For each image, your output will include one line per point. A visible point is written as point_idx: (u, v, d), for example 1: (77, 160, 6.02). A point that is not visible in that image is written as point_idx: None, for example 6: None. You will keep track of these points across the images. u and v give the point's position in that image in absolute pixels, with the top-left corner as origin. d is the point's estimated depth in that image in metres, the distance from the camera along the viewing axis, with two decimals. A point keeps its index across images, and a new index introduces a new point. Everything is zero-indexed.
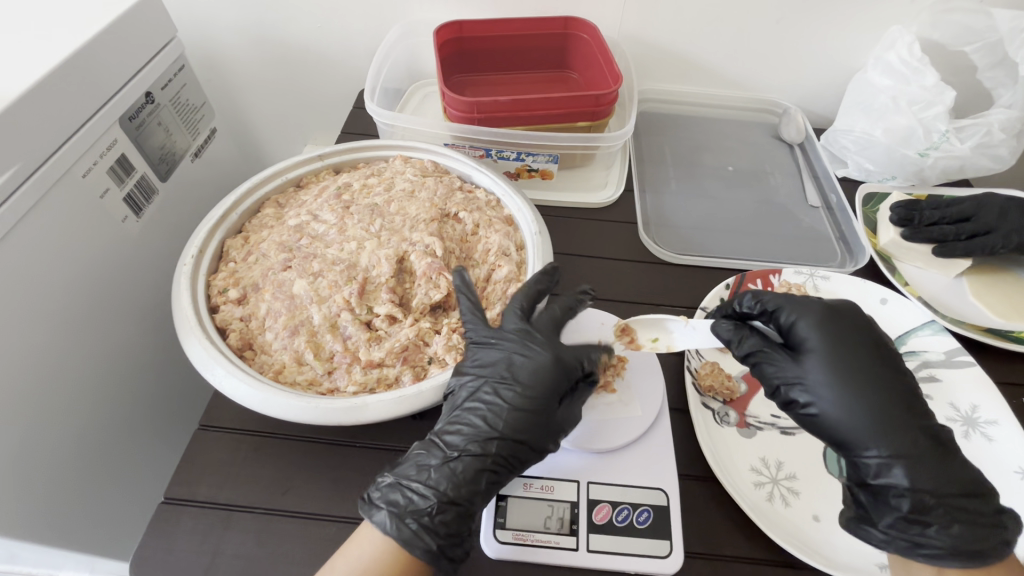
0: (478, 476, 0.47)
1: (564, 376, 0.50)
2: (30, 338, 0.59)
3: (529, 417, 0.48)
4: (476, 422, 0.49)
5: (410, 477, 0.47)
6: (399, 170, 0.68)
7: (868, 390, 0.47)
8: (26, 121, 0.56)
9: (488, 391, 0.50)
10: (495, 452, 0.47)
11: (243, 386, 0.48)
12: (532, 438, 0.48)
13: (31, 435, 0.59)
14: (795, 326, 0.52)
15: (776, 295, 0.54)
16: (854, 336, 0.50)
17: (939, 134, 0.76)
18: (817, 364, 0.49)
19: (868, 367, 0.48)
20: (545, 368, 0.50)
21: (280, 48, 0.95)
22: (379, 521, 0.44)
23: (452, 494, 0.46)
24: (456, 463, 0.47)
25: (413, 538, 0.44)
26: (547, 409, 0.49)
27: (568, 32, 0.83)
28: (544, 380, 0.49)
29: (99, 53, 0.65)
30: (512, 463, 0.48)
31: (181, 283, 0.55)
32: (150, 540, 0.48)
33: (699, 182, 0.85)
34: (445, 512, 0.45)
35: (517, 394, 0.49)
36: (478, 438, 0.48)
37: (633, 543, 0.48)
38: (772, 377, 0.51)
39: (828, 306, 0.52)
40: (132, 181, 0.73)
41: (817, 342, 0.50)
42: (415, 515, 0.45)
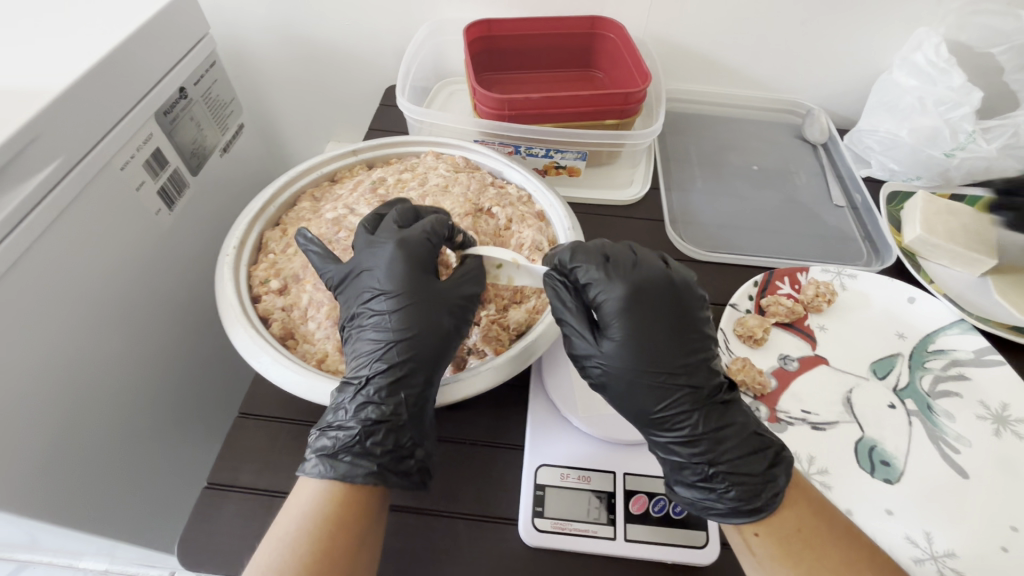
0: (395, 391, 0.48)
1: (418, 267, 0.52)
2: (71, 326, 0.60)
3: (407, 315, 0.50)
4: (373, 344, 0.50)
5: (330, 421, 0.48)
6: (432, 165, 0.68)
7: (636, 366, 0.48)
8: (70, 114, 0.58)
9: (373, 312, 0.51)
10: (395, 359, 0.49)
11: (291, 374, 0.49)
12: (415, 329, 0.50)
13: (72, 421, 0.60)
14: (602, 305, 0.50)
15: (590, 266, 0.51)
16: (657, 314, 0.49)
17: (965, 134, 0.75)
18: (616, 343, 0.48)
19: (662, 350, 0.48)
20: (400, 269, 0.51)
21: (308, 46, 0.96)
22: (314, 470, 0.46)
23: (376, 416, 0.47)
24: (369, 388, 0.48)
25: (352, 469, 0.46)
26: (429, 310, 0.51)
27: (595, 31, 0.84)
28: (405, 278, 0.51)
29: (138, 49, 0.66)
30: (413, 361, 0.49)
31: (224, 273, 0.56)
32: (195, 523, 0.49)
33: (723, 180, 0.86)
34: (375, 434, 0.47)
35: (393, 302, 0.51)
36: (379, 355, 0.49)
37: (670, 533, 0.49)
38: (580, 351, 0.50)
39: (635, 283, 0.49)
40: (166, 174, 0.74)
41: (619, 326, 0.48)
42: (347, 448, 0.46)
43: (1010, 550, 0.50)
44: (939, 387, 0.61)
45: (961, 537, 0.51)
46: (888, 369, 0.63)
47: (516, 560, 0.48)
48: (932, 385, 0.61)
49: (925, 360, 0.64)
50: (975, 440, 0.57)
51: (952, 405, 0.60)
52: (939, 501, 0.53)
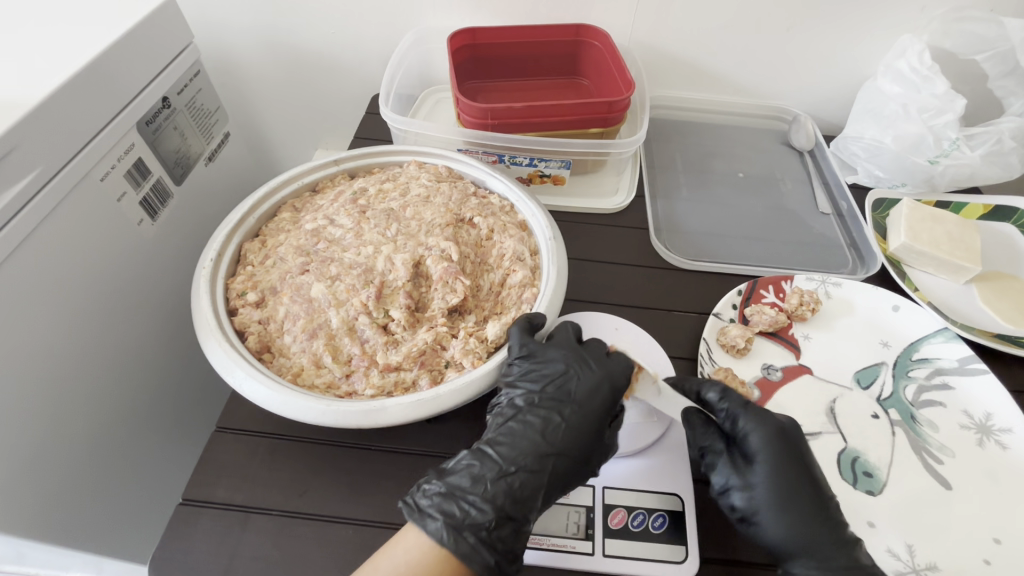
0: (533, 494, 0.47)
1: (614, 391, 0.52)
2: (50, 340, 0.59)
3: (581, 436, 0.50)
4: (533, 437, 0.49)
5: (465, 488, 0.46)
6: (414, 175, 0.68)
7: (796, 510, 0.47)
8: (48, 125, 0.57)
9: (535, 407, 0.51)
10: (550, 469, 0.48)
11: (263, 388, 0.49)
12: (583, 454, 0.49)
13: (48, 436, 0.59)
14: (746, 439, 0.51)
15: (732, 399, 0.52)
16: (798, 453, 0.50)
17: (949, 141, 0.76)
18: (760, 476, 0.49)
19: (803, 488, 0.48)
20: (597, 386, 0.52)
21: (293, 53, 0.96)
22: (434, 531, 0.44)
23: (510, 509, 0.46)
24: (513, 478, 0.47)
25: (472, 553, 0.43)
26: (601, 429, 0.51)
27: (579, 39, 0.84)
28: (597, 401, 0.51)
29: (119, 58, 0.66)
30: (561, 479, 0.49)
31: (201, 287, 0.56)
32: (167, 541, 0.49)
33: (709, 188, 0.86)
34: (503, 527, 0.45)
35: (573, 410, 0.51)
36: (536, 453, 0.48)
37: (649, 548, 0.48)
38: (722, 480, 0.50)
39: (778, 421, 0.51)
40: (148, 184, 0.74)
41: (766, 459, 0.50)
42: (472, 529, 0.44)
43: (992, 563, 0.49)
44: (923, 397, 0.61)
45: (943, 549, 0.50)
46: (872, 378, 0.63)
47: None
48: (916, 395, 0.61)
49: (909, 369, 0.63)
50: (958, 451, 0.57)
51: (935, 415, 0.60)
52: (922, 513, 0.53)
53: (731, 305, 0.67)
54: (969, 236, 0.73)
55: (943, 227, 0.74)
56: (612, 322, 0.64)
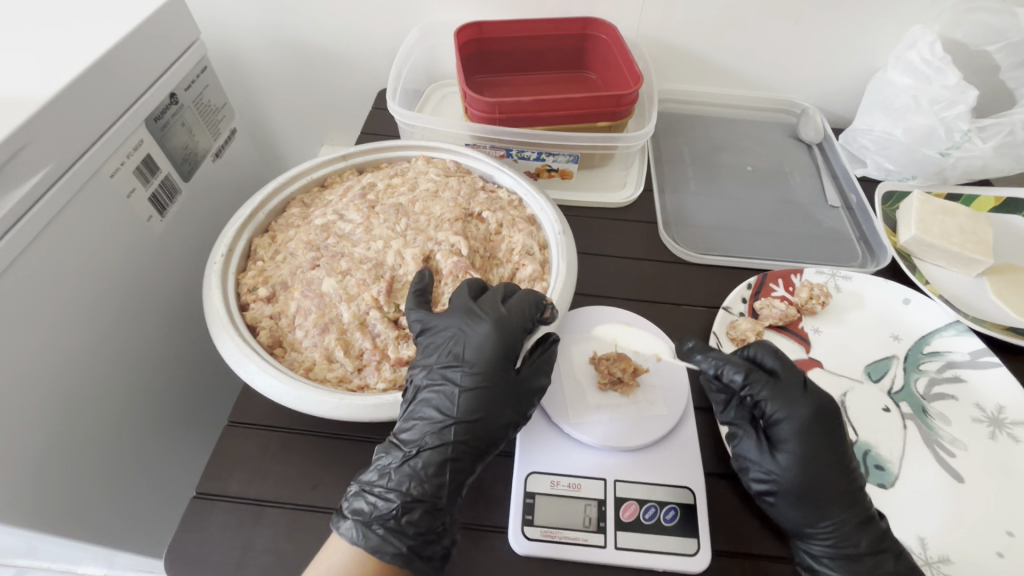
0: (439, 472, 0.48)
1: (501, 350, 0.51)
2: (62, 335, 0.60)
3: (481, 393, 0.50)
4: (431, 414, 0.49)
5: (379, 485, 0.47)
6: (422, 169, 0.68)
7: (817, 488, 0.49)
8: (59, 121, 0.57)
9: (435, 378, 0.51)
10: (452, 440, 0.48)
11: (277, 382, 0.49)
12: (485, 416, 0.50)
13: (60, 430, 0.60)
14: (778, 423, 0.51)
15: (765, 386, 0.52)
16: (831, 442, 0.50)
17: (960, 133, 0.75)
18: (784, 460, 0.50)
19: (832, 475, 0.49)
20: (486, 344, 0.51)
21: (299, 48, 0.96)
22: (347, 532, 0.45)
23: (416, 493, 0.47)
24: (416, 461, 0.48)
25: (382, 544, 0.45)
26: (501, 381, 0.51)
27: (586, 33, 0.84)
28: (489, 353, 0.51)
29: (128, 54, 0.66)
30: (468, 445, 0.49)
31: (212, 282, 0.56)
32: (182, 534, 0.49)
33: (717, 181, 0.85)
34: (412, 512, 0.46)
35: (468, 374, 0.51)
36: (434, 429, 0.49)
37: (661, 541, 0.49)
38: (742, 460, 0.52)
39: (817, 408, 0.51)
40: (157, 180, 0.74)
41: (795, 444, 0.50)
42: (382, 520, 0.46)
43: (1006, 555, 0.49)
44: (935, 389, 0.61)
45: (956, 542, 0.50)
46: (883, 371, 0.63)
47: (506, 569, 0.48)
48: (927, 388, 0.61)
49: (920, 362, 0.63)
50: (970, 443, 0.56)
51: (947, 408, 0.59)
52: (934, 506, 0.53)
53: (740, 298, 0.67)
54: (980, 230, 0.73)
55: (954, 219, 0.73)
56: (621, 315, 0.64)
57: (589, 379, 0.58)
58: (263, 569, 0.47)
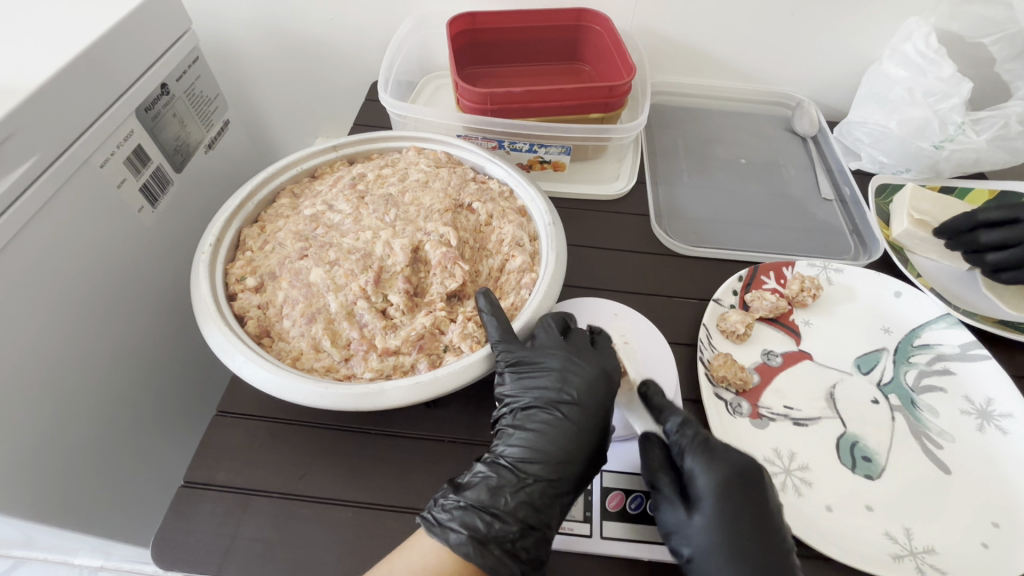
0: (554, 501, 0.48)
1: (611, 388, 0.52)
2: (53, 326, 0.60)
3: (595, 431, 0.50)
4: (541, 444, 0.49)
5: (489, 505, 0.46)
6: (413, 160, 0.68)
7: (737, 553, 0.45)
8: (46, 111, 0.57)
9: (547, 412, 0.51)
10: (568, 473, 0.48)
11: (262, 371, 0.49)
12: (599, 453, 0.50)
13: (51, 421, 0.60)
14: (694, 481, 0.48)
15: (694, 438, 0.49)
16: (739, 504, 0.46)
17: (955, 126, 0.75)
18: (699, 523, 0.46)
19: (759, 540, 0.45)
20: (599, 382, 0.52)
21: (292, 39, 0.95)
22: (458, 544, 0.44)
23: (531, 520, 0.46)
24: (530, 487, 0.47)
25: (499, 565, 0.44)
26: (610, 418, 0.51)
27: (580, 24, 0.83)
28: (597, 392, 0.51)
29: (118, 44, 0.66)
30: (579, 478, 0.49)
31: (200, 272, 0.56)
32: (169, 522, 0.49)
33: (711, 174, 0.85)
34: (529, 538, 0.46)
35: (578, 411, 0.51)
36: (549, 461, 0.49)
37: (646, 530, 0.49)
38: (667, 520, 0.47)
39: (734, 466, 0.48)
40: (148, 171, 0.74)
41: (712, 504, 0.47)
42: (498, 541, 0.45)
43: (991, 546, 0.49)
44: (925, 382, 0.61)
45: (942, 534, 0.50)
46: (873, 363, 0.63)
47: None
48: (917, 380, 0.61)
49: (911, 355, 0.63)
50: (958, 436, 0.57)
51: (936, 400, 0.59)
52: (919, 497, 0.53)
53: (731, 291, 0.67)
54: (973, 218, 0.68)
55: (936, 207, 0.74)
56: (612, 307, 0.64)
57: None
58: (249, 558, 0.48)
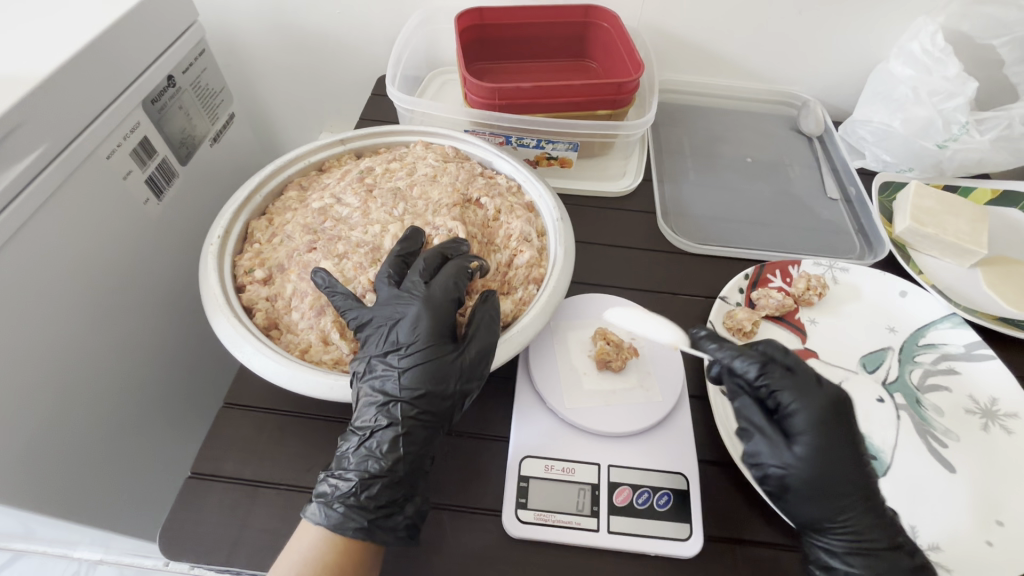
0: (392, 448, 0.47)
1: (439, 319, 0.51)
2: (59, 317, 0.60)
3: (423, 368, 0.49)
4: (377, 395, 0.49)
5: (336, 468, 0.48)
6: (421, 155, 0.68)
7: (832, 480, 0.46)
8: (54, 99, 0.57)
9: (374, 362, 0.50)
10: (401, 415, 0.48)
11: (271, 362, 0.49)
12: (431, 384, 0.49)
13: (52, 413, 0.59)
14: (791, 416, 0.48)
15: (777, 377, 0.49)
16: (846, 431, 0.47)
17: (958, 125, 0.75)
18: (799, 455, 0.47)
19: (848, 465, 0.46)
20: (420, 317, 0.51)
21: (298, 33, 0.95)
22: (311, 513, 0.45)
23: (373, 469, 0.47)
24: (371, 441, 0.48)
25: (344, 520, 0.45)
26: (438, 356, 0.50)
27: (588, 20, 0.83)
28: (425, 331, 0.50)
29: (126, 34, 0.65)
30: (419, 415, 0.49)
31: (208, 263, 0.56)
32: (177, 513, 0.49)
33: (717, 172, 0.85)
34: (370, 487, 0.46)
35: (405, 355, 0.50)
36: (381, 408, 0.48)
37: (654, 525, 0.49)
38: (759, 452, 0.48)
39: (833, 401, 0.48)
40: (154, 163, 0.73)
41: (810, 439, 0.47)
42: (342, 499, 0.46)
43: (995, 544, 0.50)
44: (929, 381, 0.61)
45: (946, 531, 0.51)
46: (878, 363, 0.63)
47: (500, 551, 0.48)
48: (921, 379, 0.61)
49: (915, 354, 0.63)
50: (963, 435, 0.57)
51: (941, 399, 0.60)
52: (921, 494, 0.53)
53: (738, 289, 0.67)
54: (957, 225, 0.72)
55: (934, 205, 0.74)
56: (619, 304, 0.64)
57: (587, 368, 0.58)
58: (256, 549, 0.48)
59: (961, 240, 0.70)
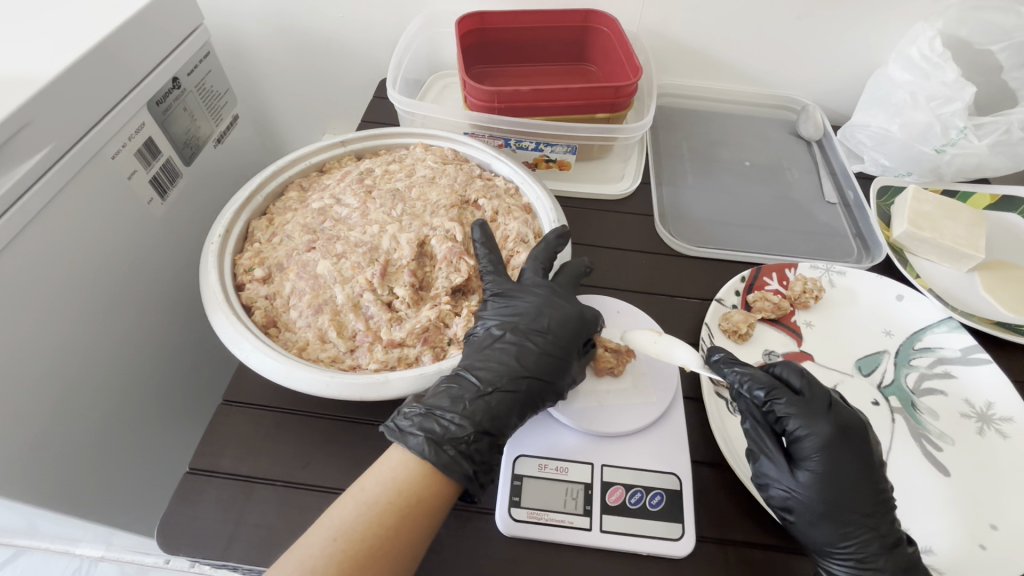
0: (508, 412, 0.51)
1: (583, 328, 0.56)
2: (60, 314, 0.61)
3: (553, 357, 0.54)
4: (508, 361, 0.53)
5: (444, 409, 0.49)
6: (420, 156, 0.69)
7: (836, 506, 0.47)
8: (60, 100, 0.58)
9: (513, 335, 0.54)
10: (525, 387, 0.52)
11: (268, 359, 0.50)
12: (556, 378, 0.53)
13: (52, 408, 0.60)
14: (800, 440, 0.50)
15: (790, 402, 0.50)
16: (857, 459, 0.48)
17: (956, 130, 0.75)
18: (804, 479, 0.49)
19: (855, 492, 0.47)
20: (569, 319, 0.55)
21: (302, 36, 0.96)
22: (416, 446, 0.47)
23: (487, 426, 0.49)
24: (490, 397, 0.50)
25: (452, 462, 0.47)
26: (571, 353, 0.55)
27: (588, 24, 0.84)
28: (565, 327, 0.55)
29: (131, 38, 0.66)
30: (537, 394, 0.52)
31: (208, 261, 0.57)
32: (174, 508, 0.50)
33: (716, 175, 0.86)
34: (481, 442, 0.49)
35: (546, 338, 0.54)
36: (510, 374, 0.52)
37: (646, 525, 0.49)
38: (765, 473, 0.50)
39: (844, 425, 0.49)
40: (158, 164, 0.74)
41: (817, 463, 0.49)
42: (453, 442, 0.48)
43: (988, 547, 0.49)
44: (925, 385, 0.61)
45: (938, 534, 0.51)
46: (874, 366, 0.63)
47: (491, 549, 0.48)
48: (916, 383, 0.61)
49: (911, 357, 0.63)
50: (958, 438, 0.57)
51: (936, 403, 0.60)
52: (913, 497, 0.53)
53: (734, 291, 0.67)
54: (955, 229, 0.72)
55: (932, 210, 0.74)
56: (614, 305, 0.65)
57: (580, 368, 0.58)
58: (251, 544, 0.48)
59: (960, 245, 0.70)
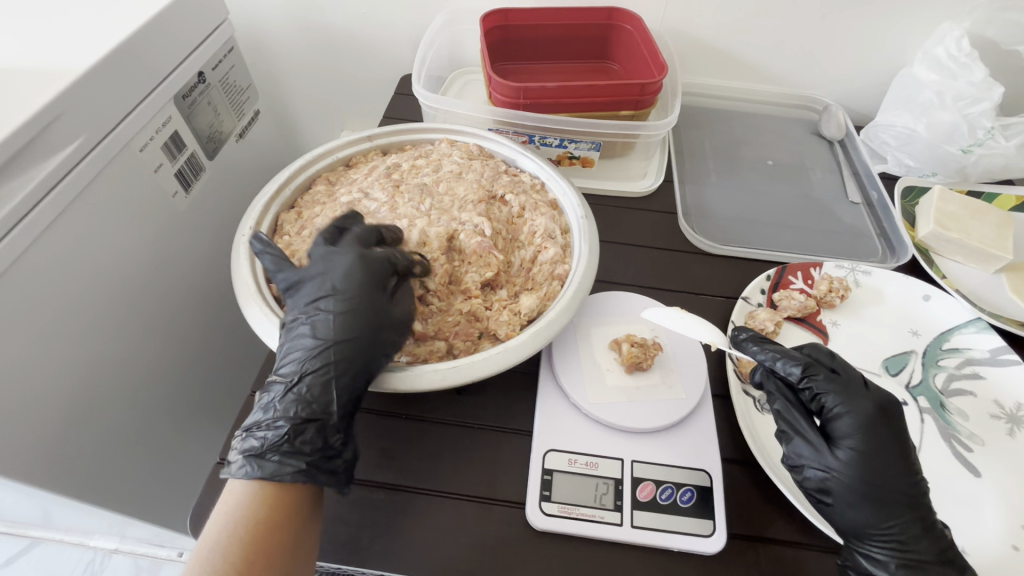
0: (324, 391, 0.48)
1: (373, 280, 0.51)
2: (88, 305, 0.61)
3: (349, 318, 0.49)
4: (309, 341, 0.49)
5: (257, 422, 0.47)
6: (446, 152, 0.69)
7: (877, 487, 0.46)
8: (91, 92, 0.58)
9: (307, 312, 0.50)
10: (330, 359, 0.48)
11: None
12: (359, 338, 0.49)
13: (81, 398, 0.61)
14: (836, 419, 0.49)
15: (826, 380, 0.50)
16: (893, 438, 0.47)
17: (984, 130, 0.75)
18: (843, 459, 0.47)
19: (895, 472, 0.47)
20: (348, 271, 0.50)
21: (324, 33, 0.97)
22: (242, 471, 0.45)
23: (304, 415, 0.47)
24: (300, 387, 0.48)
25: (280, 467, 0.45)
26: (374, 308, 0.50)
27: (612, 22, 0.84)
28: (346, 283, 0.50)
29: (159, 32, 0.67)
30: (344, 362, 0.49)
31: (239, 253, 0.57)
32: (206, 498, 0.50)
33: (739, 174, 0.85)
34: (303, 432, 0.46)
35: (337, 301, 0.50)
36: (313, 352, 0.48)
37: (677, 521, 0.49)
38: (799, 454, 0.49)
39: (880, 404, 0.48)
40: (183, 158, 0.75)
41: (856, 442, 0.48)
42: (274, 448, 0.46)
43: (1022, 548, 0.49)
44: (953, 385, 0.61)
45: (971, 534, 0.50)
46: (902, 365, 0.63)
47: (522, 542, 0.48)
48: (945, 383, 0.61)
49: (939, 357, 0.63)
50: (988, 439, 0.56)
51: (966, 404, 0.59)
52: (945, 497, 0.53)
53: (759, 289, 0.67)
54: (982, 230, 0.71)
55: (957, 211, 0.74)
56: (640, 301, 0.64)
57: (608, 364, 0.58)
58: None
59: (987, 246, 0.69)
